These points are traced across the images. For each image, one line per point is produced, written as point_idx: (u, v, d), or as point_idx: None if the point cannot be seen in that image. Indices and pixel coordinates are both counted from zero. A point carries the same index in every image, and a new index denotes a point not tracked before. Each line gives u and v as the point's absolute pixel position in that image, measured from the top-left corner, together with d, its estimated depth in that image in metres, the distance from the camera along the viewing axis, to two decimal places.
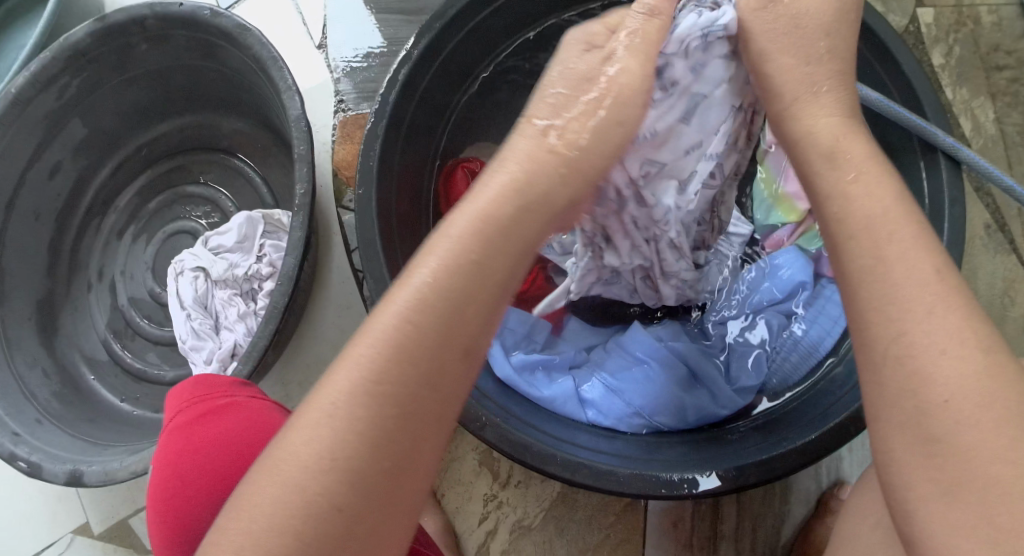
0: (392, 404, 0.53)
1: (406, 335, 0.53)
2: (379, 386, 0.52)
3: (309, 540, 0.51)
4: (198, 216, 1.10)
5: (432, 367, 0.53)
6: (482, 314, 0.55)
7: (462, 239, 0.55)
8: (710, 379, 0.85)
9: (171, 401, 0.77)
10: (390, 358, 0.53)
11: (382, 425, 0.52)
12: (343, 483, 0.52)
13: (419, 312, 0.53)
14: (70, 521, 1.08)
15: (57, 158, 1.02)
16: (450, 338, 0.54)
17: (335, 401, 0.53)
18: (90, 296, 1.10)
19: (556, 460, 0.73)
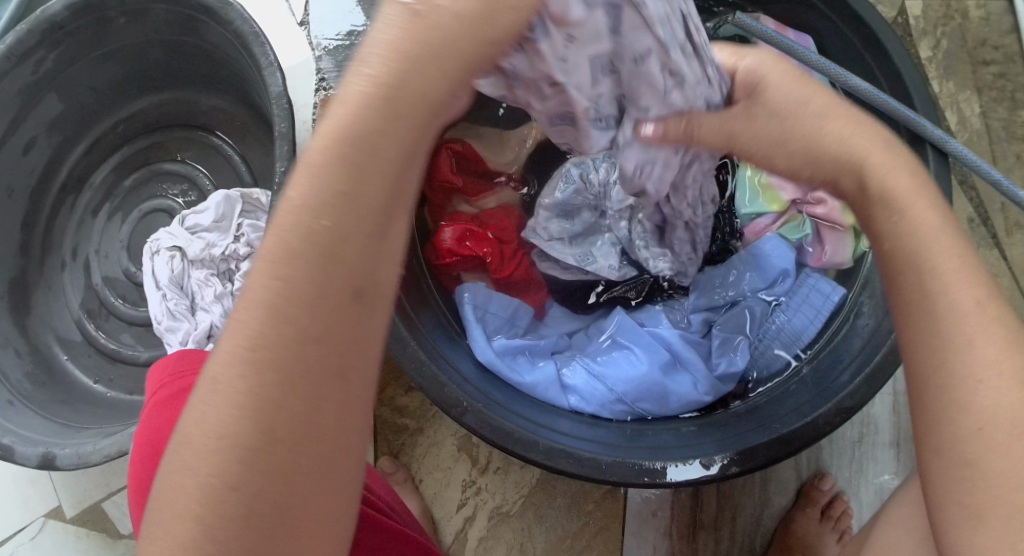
0: (276, 368, 0.49)
1: (280, 289, 0.48)
2: (254, 352, 0.49)
3: (215, 528, 0.49)
4: (175, 194, 1.09)
5: (315, 318, 0.49)
6: (368, 249, 0.49)
7: (332, 160, 0.48)
8: (693, 364, 0.84)
9: (154, 376, 0.76)
10: (266, 319, 0.48)
11: (269, 393, 0.49)
12: (237, 464, 0.49)
13: (284, 259, 0.48)
14: (42, 504, 1.06)
15: (33, 134, 1.00)
16: (327, 278, 0.49)
17: (213, 377, 0.49)
18: (64, 276, 1.08)
19: (538, 447, 0.73)
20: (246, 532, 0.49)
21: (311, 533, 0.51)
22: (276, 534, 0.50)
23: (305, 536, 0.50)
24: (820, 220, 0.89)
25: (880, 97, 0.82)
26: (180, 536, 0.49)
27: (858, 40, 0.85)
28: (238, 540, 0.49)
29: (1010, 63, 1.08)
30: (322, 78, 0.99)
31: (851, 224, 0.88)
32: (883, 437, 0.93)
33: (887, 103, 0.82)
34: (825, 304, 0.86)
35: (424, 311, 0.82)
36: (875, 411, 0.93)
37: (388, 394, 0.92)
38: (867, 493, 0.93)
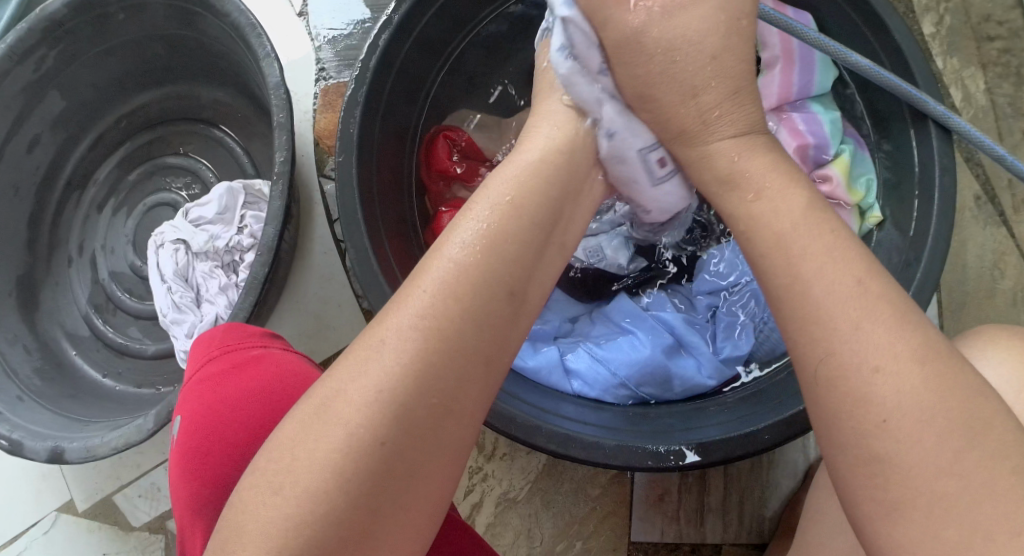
0: (443, 341, 0.53)
1: (455, 274, 0.55)
2: (425, 321, 0.54)
3: (352, 474, 0.51)
4: (179, 187, 1.08)
5: (480, 306, 0.55)
6: (526, 251, 0.58)
7: (519, 185, 0.59)
8: (696, 347, 0.84)
9: (199, 347, 0.76)
10: (443, 296, 0.54)
11: (434, 362, 0.53)
12: (389, 420, 0.52)
13: (478, 250, 0.56)
14: (56, 498, 1.07)
15: (36, 132, 1.01)
16: (496, 274, 0.56)
17: (384, 338, 0.54)
18: (71, 272, 1.08)
19: (542, 432, 0.72)
20: (376, 491, 0.52)
21: (414, 511, 0.53)
22: (396, 500, 0.52)
23: (415, 510, 0.53)
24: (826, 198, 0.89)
25: (885, 76, 0.79)
26: (312, 481, 0.51)
27: (858, 18, 0.84)
28: (364, 497, 0.52)
29: (1015, 38, 1.06)
30: (322, 68, 0.99)
31: (856, 203, 0.89)
32: None
33: (892, 80, 0.79)
34: None
35: None
36: None
37: None
38: None
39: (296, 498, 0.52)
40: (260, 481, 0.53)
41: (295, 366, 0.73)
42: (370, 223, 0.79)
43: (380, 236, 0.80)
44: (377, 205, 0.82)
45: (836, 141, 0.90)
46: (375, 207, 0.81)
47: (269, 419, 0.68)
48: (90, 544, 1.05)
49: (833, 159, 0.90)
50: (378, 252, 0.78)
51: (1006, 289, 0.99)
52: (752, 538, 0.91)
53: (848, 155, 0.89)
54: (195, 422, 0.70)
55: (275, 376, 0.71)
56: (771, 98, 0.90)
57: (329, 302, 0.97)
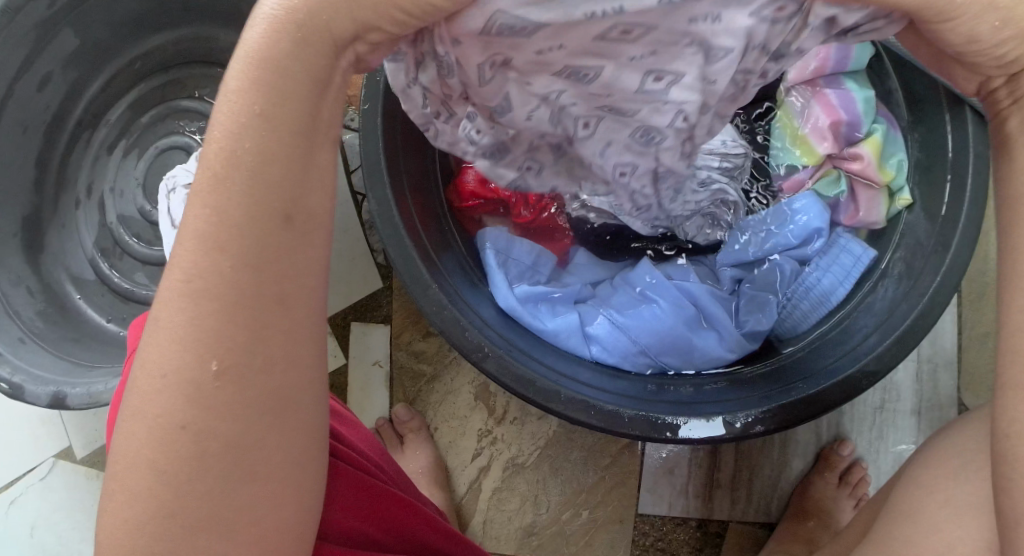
0: (211, 302, 0.46)
1: (209, 224, 0.45)
2: (192, 285, 0.45)
3: (167, 465, 0.47)
4: (192, 132, 1.07)
5: (249, 252, 0.45)
6: (279, 169, 0.45)
7: (243, 80, 0.44)
8: (720, 320, 0.82)
9: (132, 331, 0.70)
10: (204, 253, 0.45)
11: (208, 331, 0.46)
12: (182, 402, 0.47)
13: (215, 190, 0.45)
14: (53, 443, 1.05)
15: (47, 70, 0.97)
16: (257, 204, 0.45)
17: (155, 316, 0.47)
18: (79, 214, 1.06)
19: (560, 398, 0.71)
20: (198, 475, 0.48)
21: (261, 480, 0.50)
22: (232, 474, 0.48)
23: (252, 482, 0.49)
24: (855, 176, 0.86)
25: None
26: (136, 483, 0.48)
27: None
28: (189, 484, 0.48)
29: None
30: None
31: (885, 183, 0.85)
32: (903, 404, 0.91)
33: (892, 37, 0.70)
34: (856, 267, 0.84)
35: (446, 253, 0.80)
36: (898, 380, 0.91)
37: (404, 339, 0.91)
38: (885, 461, 0.92)
39: (132, 495, 0.48)
40: (111, 481, 0.49)
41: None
42: (393, 163, 0.76)
43: (405, 189, 0.77)
44: (400, 150, 0.78)
45: (869, 120, 0.85)
46: (399, 154, 0.78)
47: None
48: (86, 492, 1.04)
49: (865, 138, 0.86)
50: (401, 202, 0.75)
51: None
52: (760, 517, 0.90)
53: (881, 134, 0.85)
54: (125, 397, 0.68)
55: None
56: (805, 71, 0.86)
57: None
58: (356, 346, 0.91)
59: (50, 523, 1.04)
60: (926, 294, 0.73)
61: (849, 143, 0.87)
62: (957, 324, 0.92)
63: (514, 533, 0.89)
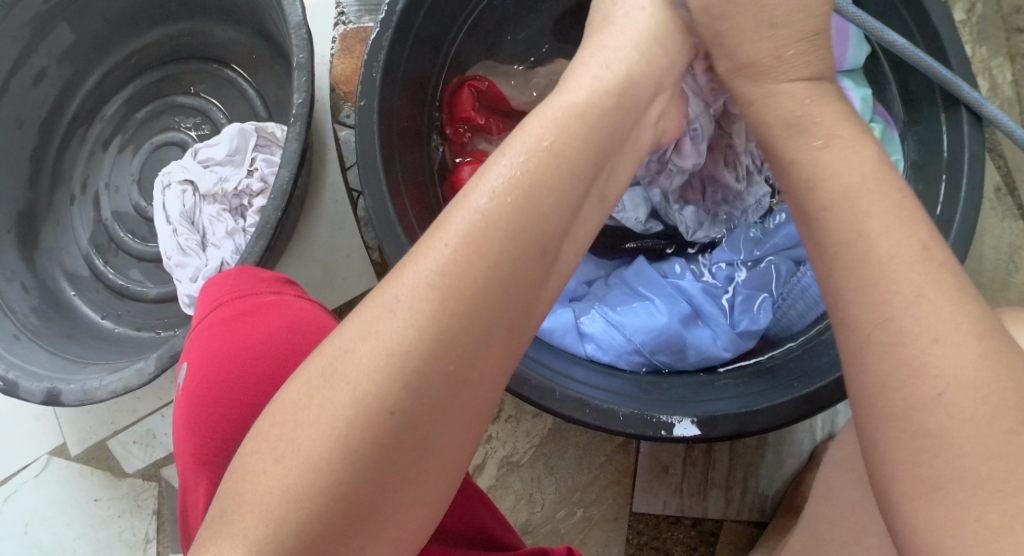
0: (465, 302, 0.47)
1: (490, 229, 0.49)
2: (444, 279, 0.47)
3: (361, 444, 0.46)
4: (188, 127, 1.04)
5: (511, 268, 0.49)
6: (552, 216, 0.51)
7: (548, 136, 0.52)
8: (712, 317, 0.83)
9: (208, 293, 0.73)
10: (467, 251, 0.48)
11: (454, 326, 0.47)
12: (400, 384, 0.46)
13: (502, 206, 0.49)
14: (48, 440, 1.05)
15: (42, 64, 0.98)
16: (524, 236, 0.49)
17: (398, 295, 0.47)
18: (73, 210, 1.05)
19: (555, 395, 0.71)
20: (387, 473, 0.46)
21: (424, 486, 0.47)
22: (416, 468, 0.47)
23: (424, 491, 0.48)
24: None
25: (921, 59, 0.80)
26: (315, 453, 0.46)
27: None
28: (371, 476, 0.46)
29: None
30: (342, 11, 0.96)
31: None
32: None
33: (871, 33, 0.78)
34: None
35: None
36: None
37: None
38: None
39: (286, 473, 0.46)
40: (260, 450, 0.47)
41: (313, 313, 0.71)
42: (387, 156, 0.78)
43: (397, 181, 0.80)
44: (396, 148, 0.81)
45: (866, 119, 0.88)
46: (394, 149, 0.81)
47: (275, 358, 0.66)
48: (81, 490, 1.04)
49: None
50: (396, 199, 0.77)
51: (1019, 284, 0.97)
52: (754, 515, 0.90)
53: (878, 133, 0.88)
54: (207, 375, 0.67)
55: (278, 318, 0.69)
56: None
57: (338, 251, 0.95)
58: None
59: (45, 521, 1.03)
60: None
61: None
62: None
63: None
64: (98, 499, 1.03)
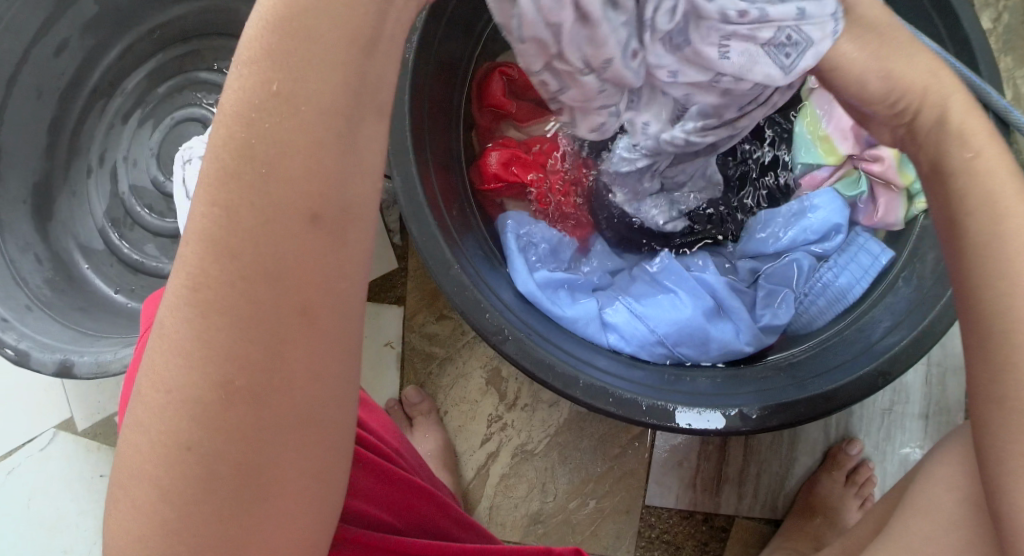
0: (228, 312, 0.43)
1: (223, 224, 0.42)
2: (197, 294, 0.42)
3: (176, 484, 0.44)
4: (210, 103, 1.04)
5: (271, 256, 0.42)
6: (301, 153, 0.42)
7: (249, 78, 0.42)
8: (736, 313, 0.82)
9: (150, 305, 0.70)
10: (207, 253, 0.42)
11: (220, 340, 0.43)
12: (186, 414, 0.43)
13: (223, 187, 0.42)
14: (56, 413, 1.04)
15: (64, 35, 0.96)
16: (280, 203, 0.42)
17: (161, 321, 0.44)
18: (90, 182, 1.04)
19: (579, 384, 0.71)
20: (212, 491, 0.44)
21: (268, 503, 0.45)
22: (245, 484, 0.45)
23: (271, 505, 0.46)
24: (876, 178, 0.87)
25: None
26: (138, 496, 0.45)
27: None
28: (203, 514, 0.44)
29: None
30: None
31: (905, 186, 0.85)
32: (911, 407, 0.92)
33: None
34: (873, 266, 0.83)
35: (467, 235, 0.80)
36: (907, 382, 0.92)
37: (418, 321, 0.90)
38: (891, 463, 0.93)
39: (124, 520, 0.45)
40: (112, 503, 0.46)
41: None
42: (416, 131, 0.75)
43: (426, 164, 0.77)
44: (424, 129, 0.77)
45: None
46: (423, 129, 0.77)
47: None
48: (88, 464, 1.03)
49: None
50: (423, 175, 0.75)
51: None
52: (766, 513, 0.90)
53: None
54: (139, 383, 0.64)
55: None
56: None
57: None
58: (371, 325, 0.90)
59: (47, 495, 1.03)
60: (940, 300, 0.72)
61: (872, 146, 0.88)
62: None
63: (521, 520, 0.89)
64: (104, 474, 1.03)
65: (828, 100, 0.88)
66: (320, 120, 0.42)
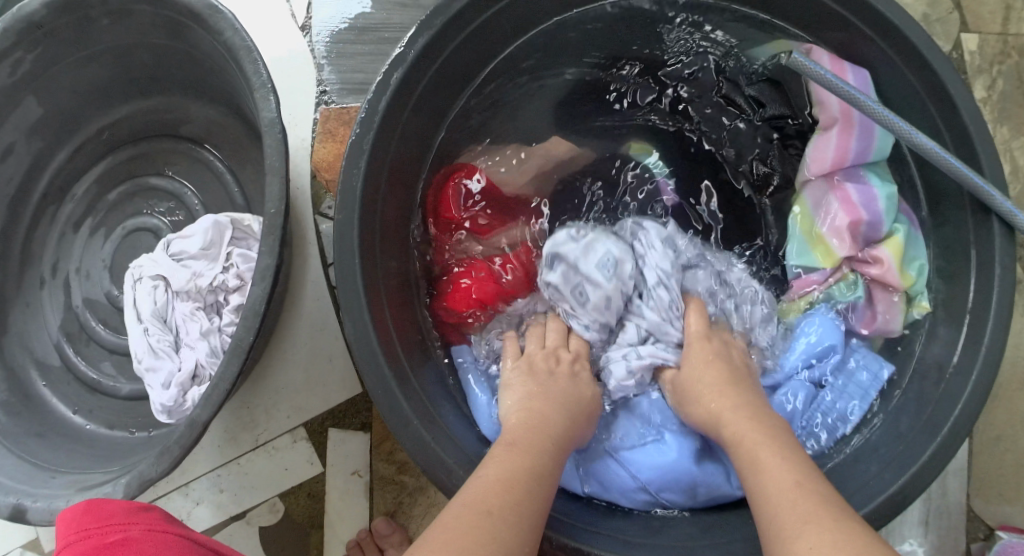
0: (502, 522, 0.58)
1: (503, 480, 0.62)
2: (483, 506, 0.59)
3: None
4: (160, 213, 0.99)
5: (515, 501, 0.60)
6: (537, 467, 0.64)
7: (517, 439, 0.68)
8: (726, 452, 0.76)
9: (57, 529, 0.68)
10: (492, 487, 0.61)
11: (495, 535, 0.57)
12: None
13: (504, 466, 0.63)
14: (20, 537, 0.98)
15: (10, 139, 0.91)
16: (525, 487, 0.62)
17: (442, 526, 0.58)
18: (42, 294, 0.99)
19: (552, 545, 0.66)
20: None
21: None
22: None
23: None
24: (873, 279, 0.85)
25: (950, 161, 0.76)
26: None
27: (923, 91, 0.79)
28: None
29: None
30: (324, 89, 0.96)
31: (905, 288, 0.83)
32: None
33: (821, 73, 0.80)
34: (873, 385, 0.82)
35: (427, 368, 0.81)
36: None
37: (386, 448, 0.90)
38: None
39: None
40: None
41: (169, 541, 0.68)
42: (368, 274, 0.74)
43: (377, 278, 0.76)
44: (377, 247, 0.77)
45: (889, 219, 0.84)
46: (375, 250, 0.76)
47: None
48: None
49: (886, 239, 0.84)
50: (378, 322, 0.73)
51: None
52: None
53: (903, 235, 0.84)
54: None
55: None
56: (824, 163, 0.86)
57: (321, 353, 0.91)
58: (336, 454, 0.90)
59: None
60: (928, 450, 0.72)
61: (867, 245, 0.85)
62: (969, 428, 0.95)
63: None
64: None
65: (823, 192, 0.86)
66: (544, 462, 0.65)
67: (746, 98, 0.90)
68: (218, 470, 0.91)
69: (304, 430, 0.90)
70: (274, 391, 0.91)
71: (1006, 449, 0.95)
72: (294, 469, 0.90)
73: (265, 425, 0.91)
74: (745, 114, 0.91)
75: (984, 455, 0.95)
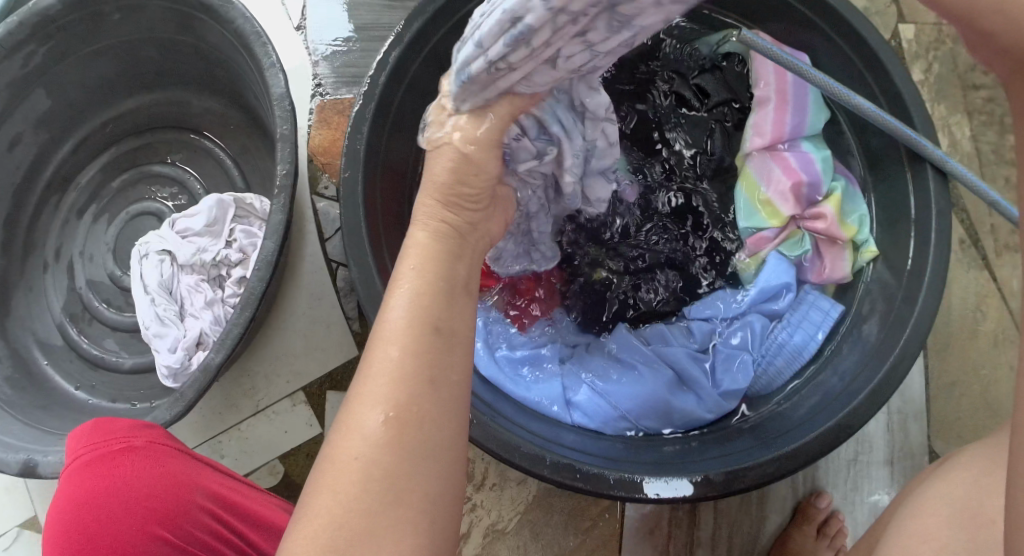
0: (405, 406, 0.55)
1: (405, 350, 0.57)
2: (387, 389, 0.56)
3: (351, 529, 0.53)
4: (163, 198, 1.05)
5: (421, 373, 0.56)
6: (440, 307, 0.59)
7: (420, 270, 0.61)
8: (697, 382, 0.83)
9: (71, 442, 0.76)
10: (397, 365, 0.56)
11: (402, 422, 0.55)
12: (376, 480, 0.54)
13: (412, 326, 0.58)
14: (21, 509, 0.98)
15: (19, 129, 0.96)
16: (427, 346, 0.57)
17: (354, 423, 0.55)
18: (45, 278, 1.03)
19: (546, 461, 0.71)
20: None
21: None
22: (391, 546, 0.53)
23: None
24: (819, 234, 0.90)
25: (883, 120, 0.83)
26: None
27: (859, 61, 0.87)
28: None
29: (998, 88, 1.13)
30: (319, 83, 1.02)
31: (850, 238, 0.90)
32: (876, 454, 0.96)
33: (766, 46, 0.87)
34: (825, 322, 0.87)
35: None
36: (869, 431, 0.96)
37: None
38: (861, 510, 0.95)
39: None
40: None
41: (170, 456, 0.74)
42: (375, 245, 0.80)
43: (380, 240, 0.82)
44: (380, 225, 0.82)
45: (827, 179, 0.91)
46: (379, 234, 0.82)
47: (193, 488, 0.73)
48: None
49: (826, 197, 0.91)
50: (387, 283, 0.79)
51: (987, 331, 1.01)
52: None
53: (841, 191, 0.91)
54: (68, 518, 0.71)
55: (142, 475, 0.72)
56: (766, 134, 0.91)
57: (320, 322, 0.96)
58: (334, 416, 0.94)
59: None
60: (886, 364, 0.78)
61: (809, 205, 0.91)
62: (924, 375, 0.99)
63: None
64: None
65: (765, 159, 0.91)
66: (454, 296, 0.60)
67: (693, 87, 0.94)
68: (220, 436, 0.95)
69: (303, 394, 0.95)
70: (274, 359, 0.96)
71: (961, 393, 0.99)
72: (294, 431, 0.94)
73: (266, 391, 0.95)
74: (692, 103, 0.95)
75: (941, 400, 0.99)
